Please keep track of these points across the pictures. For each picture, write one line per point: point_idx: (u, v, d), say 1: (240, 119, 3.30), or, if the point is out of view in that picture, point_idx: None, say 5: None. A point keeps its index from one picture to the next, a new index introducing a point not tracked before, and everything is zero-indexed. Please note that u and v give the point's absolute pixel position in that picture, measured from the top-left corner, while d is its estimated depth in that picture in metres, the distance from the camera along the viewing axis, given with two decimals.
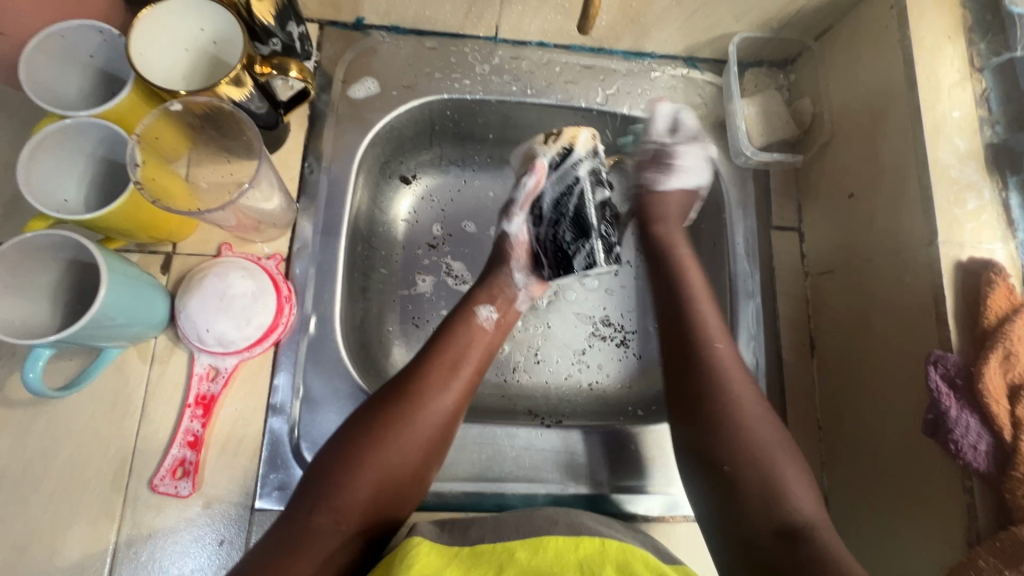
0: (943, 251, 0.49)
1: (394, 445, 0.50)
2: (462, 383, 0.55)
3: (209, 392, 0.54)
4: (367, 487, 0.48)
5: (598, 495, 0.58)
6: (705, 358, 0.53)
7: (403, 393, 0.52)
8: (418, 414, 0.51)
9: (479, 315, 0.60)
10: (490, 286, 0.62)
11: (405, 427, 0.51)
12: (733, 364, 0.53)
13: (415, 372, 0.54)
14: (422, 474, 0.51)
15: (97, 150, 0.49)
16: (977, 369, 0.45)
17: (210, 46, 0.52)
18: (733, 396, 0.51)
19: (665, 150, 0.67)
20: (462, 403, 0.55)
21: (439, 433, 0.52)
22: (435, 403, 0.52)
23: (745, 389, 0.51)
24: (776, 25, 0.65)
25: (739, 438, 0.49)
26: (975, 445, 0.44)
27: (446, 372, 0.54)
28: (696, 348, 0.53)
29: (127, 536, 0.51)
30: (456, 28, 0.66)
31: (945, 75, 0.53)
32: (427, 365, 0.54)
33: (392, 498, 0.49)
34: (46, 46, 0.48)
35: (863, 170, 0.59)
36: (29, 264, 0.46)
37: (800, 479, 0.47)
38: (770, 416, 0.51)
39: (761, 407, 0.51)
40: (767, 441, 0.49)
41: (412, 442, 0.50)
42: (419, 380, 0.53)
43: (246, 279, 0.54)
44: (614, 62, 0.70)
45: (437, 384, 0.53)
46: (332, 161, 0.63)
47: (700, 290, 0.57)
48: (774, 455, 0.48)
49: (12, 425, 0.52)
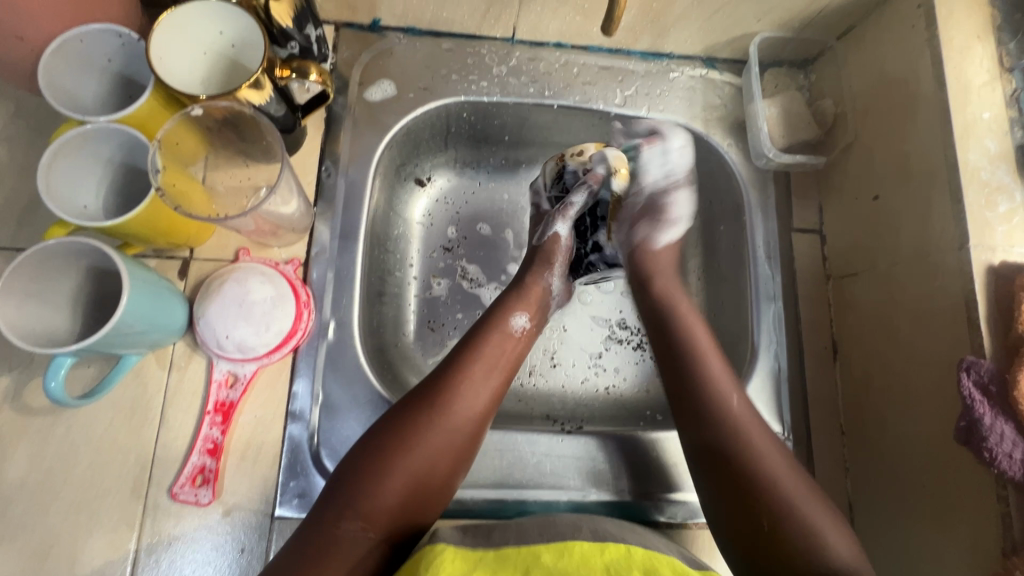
0: (974, 255, 0.48)
1: (424, 451, 0.50)
2: (492, 388, 0.55)
3: (228, 398, 0.54)
4: (395, 493, 0.48)
5: (620, 501, 0.58)
6: (723, 416, 0.53)
7: (433, 399, 0.52)
8: (449, 420, 0.51)
9: (512, 322, 0.59)
10: (524, 292, 0.61)
11: (436, 432, 0.51)
12: (747, 418, 0.53)
13: (445, 378, 0.54)
14: (451, 480, 0.51)
15: (116, 155, 0.48)
16: (1012, 377, 0.44)
17: (227, 50, 0.51)
18: (747, 440, 0.51)
19: (664, 201, 0.63)
20: (492, 409, 0.54)
21: (468, 439, 0.52)
22: (465, 408, 0.52)
23: (767, 445, 0.51)
24: (797, 24, 0.64)
25: (769, 493, 0.49)
26: (1010, 454, 0.43)
27: (476, 376, 0.54)
28: (710, 405, 0.53)
29: (147, 544, 0.51)
30: (473, 29, 0.66)
31: (975, 75, 0.52)
32: (459, 370, 0.54)
33: (421, 505, 0.49)
34: (65, 51, 0.47)
35: (888, 172, 0.58)
36: (48, 271, 0.46)
37: (835, 529, 0.47)
38: (798, 470, 0.51)
39: (779, 455, 0.51)
40: (796, 493, 0.49)
41: (441, 448, 0.50)
42: (449, 386, 0.53)
43: (265, 285, 0.53)
44: (632, 63, 0.69)
45: (467, 389, 0.53)
46: (349, 164, 0.62)
47: (708, 344, 0.57)
48: (806, 506, 0.48)
49: (32, 432, 0.51)
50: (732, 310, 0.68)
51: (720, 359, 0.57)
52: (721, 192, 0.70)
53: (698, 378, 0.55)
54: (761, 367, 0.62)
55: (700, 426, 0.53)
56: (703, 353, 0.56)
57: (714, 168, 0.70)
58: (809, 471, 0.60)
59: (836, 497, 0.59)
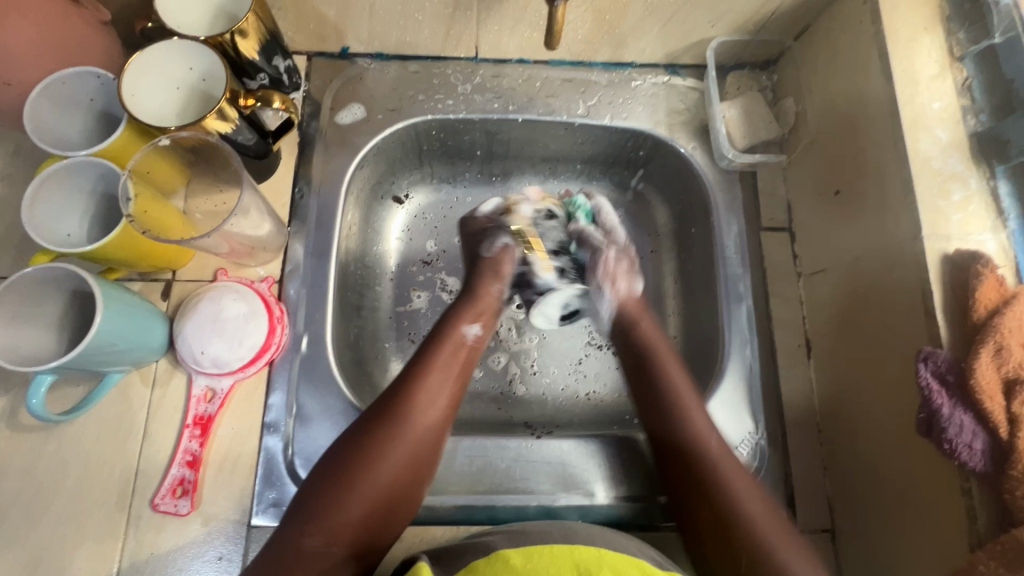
0: (928, 244, 0.48)
1: (384, 462, 0.51)
2: (449, 396, 0.57)
3: (206, 412, 0.56)
4: (359, 506, 0.49)
5: (592, 505, 0.58)
6: (677, 427, 0.56)
7: (393, 411, 0.54)
8: (408, 429, 0.53)
9: (465, 332, 0.61)
10: (473, 301, 0.63)
11: (395, 442, 0.52)
12: (711, 437, 0.55)
13: (402, 389, 0.55)
14: (414, 489, 0.53)
15: (97, 187, 0.52)
16: (969, 366, 0.43)
17: (198, 83, 0.54)
18: (707, 451, 0.54)
19: (623, 254, 0.66)
20: (449, 417, 0.56)
21: (428, 449, 0.54)
22: (423, 416, 0.54)
23: (739, 475, 0.53)
24: (752, 27, 0.65)
25: (734, 512, 0.50)
26: (970, 445, 0.42)
27: (431, 387, 0.56)
28: (674, 424, 0.56)
29: (130, 554, 0.53)
30: (437, 51, 0.68)
31: (923, 66, 0.52)
32: (417, 380, 0.56)
33: (386, 516, 0.51)
34: (50, 92, 0.51)
35: (847, 167, 0.58)
36: (34, 296, 0.49)
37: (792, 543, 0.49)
38: (768, 500, 0.52)
39: (735, 465, 0.54)
40: (750, 511, 0.50)
41: (401, 458, 0.52)
42: (407, 397, 0.55)
43: (239, 302, 0.56)
44: (595, 74, 0.71)
45: (424, 399, 0.55)
46: (321, 184, 0.65)
47: (681, 377, 0.59)
48: (769, 529, 0.49)
49: (25, 449, 0.54)
50: (706, 312, 0.68)
51: (685, 378, 0.59)
52: (690, 194, 0.71)
53: (665, 398, 0.58)
54: (734, 366, 0.62)
55: (661, 435, 0.57)
56: (665, 369, 0.60)
57: (682, 172, 0.71)
58: (785, 471, 0.59)
59: (813, 495, 0.59)
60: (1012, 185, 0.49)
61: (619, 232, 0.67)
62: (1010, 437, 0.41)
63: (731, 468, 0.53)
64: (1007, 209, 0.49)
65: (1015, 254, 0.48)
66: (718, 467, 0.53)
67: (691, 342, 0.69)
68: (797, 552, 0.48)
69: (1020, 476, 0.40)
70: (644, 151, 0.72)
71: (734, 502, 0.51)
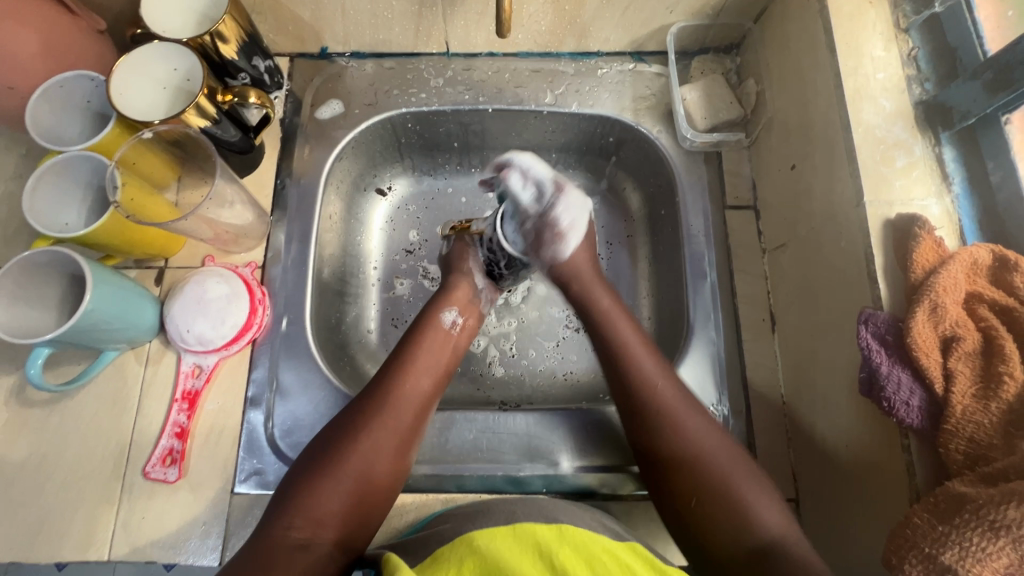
0: (870, 210, 0.49)
1: (366, 454, 0.53)
2: (430, 390, 0.59)
3: (193, 387, 0.60)
4: (343, 496, 0.51)
5: (556, 475, 0.60)
6: (647, 395, 0.55)
7: (375, 404, 0.56)
8: (389, 423, 0.55)
9: (443, 320, 0.63)
10: (447, 293, 0.66)
11: (376, 434, 0.54)
12: (677, 399, 0.55)
13: (384, 382, 0.57)
14: (396, 476, 0.54)
15: (92, 180, 0.57)
16: (906, 324, 0.44)
17: (182, 82, 0.59)
18: (676, 419, 0.54)
19: (546, 221, 0.60)
20: (429, 407, 0.58)
21: (410, 437, 0.56)
22: (404, 409, 0.56)
23: (694, 419, 0.54)
24: (711, 12, 0.67)
25: (702, 476, 0.51)
26: (907, 402, 0.43)
27: (413, 379, 0.58)
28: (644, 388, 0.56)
29: (123, 517, 0.57)
30: (410, 47, 0.72)
31: (865, 39, 0.54)
32: (399, 375, 0.58)
33: (369, 504, 0.52)
34: (49, 96, 0.56)
35: (801, 141, 0.59)
36: (35, 279, 0.54)
37: (767, 500, 0.49)
38: (737, 451, 0.53)
39: (703, 423, 0.54)
40: (723, 475, 0.50)
41: (382, 449, 0.54)
42: (389, 391, 0.56)
43: (221, 284, 0.61)
44: (562, 64, 0.73)
45: (405, 393, 0.57)
46: (302, 176, 0.69)
47: (634, 337, 0.59)
48: (733, 475, 0.50)
49: (30, 423, 0.59)
50: (673, 290, 0.69)
51: (647, 350, 0.58)
52: (658, 177, 0.72)
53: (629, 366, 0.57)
54: (698, 340, 0.63)
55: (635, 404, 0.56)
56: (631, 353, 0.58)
57: (649, 155, 0.72)
58: (749, 442, 0.60)
59: (777, 466, 0.59)
60: (958, 151, 0.50)
61: (550, 193, 0.60)
62: (945, 392, 0.43)
63: (696, 424, 0.54)
64: (951, 174, 0.50)
65: (957, 218, 0.48)
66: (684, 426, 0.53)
67: (661, 320, 0.71)
68: (773, 511, 0.48)
69: (953, 427, 0.41)
70: (613, 137, 0.74)
71: (704, 464, 0.51)
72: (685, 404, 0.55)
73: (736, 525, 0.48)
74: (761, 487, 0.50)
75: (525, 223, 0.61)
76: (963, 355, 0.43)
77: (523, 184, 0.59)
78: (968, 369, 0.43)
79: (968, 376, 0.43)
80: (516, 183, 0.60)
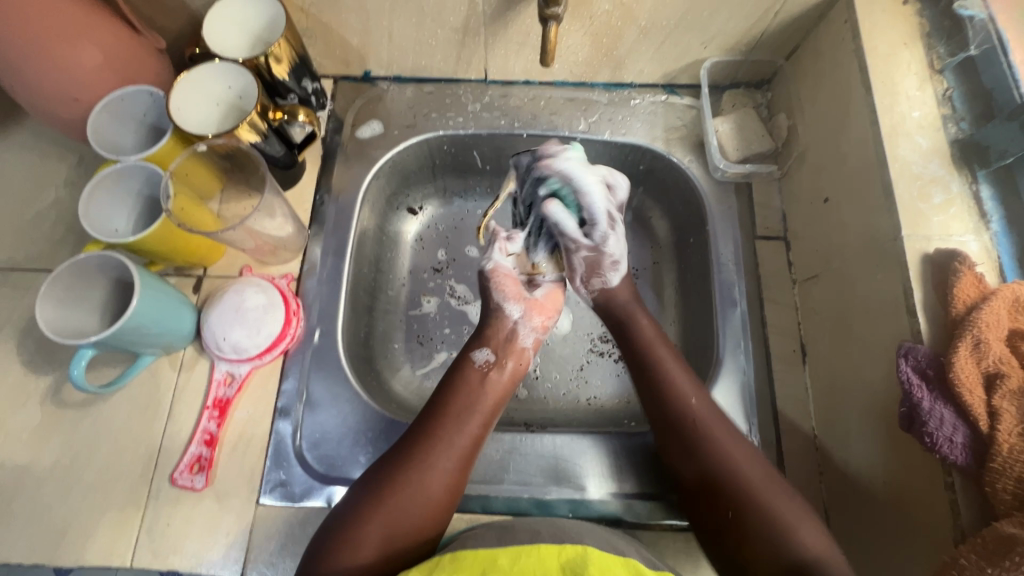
0: (908, 244, 0.49)
1: (403, 500, 0.51)
2: (471, 433, 0.56)
3: (225, 395, 0.61)
4: (375, 545, 0.48)
5: (582, 500, 0.59)
6: (682, 416, 0.56)
7: (422, 437, 0.55)
8: (426, 468, 0.53)
9: (475, 358, 0.62)
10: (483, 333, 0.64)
11: (423, 470, 0.52)
12: (712, 417, 0.56)
13: (433, 417, 0.56)
14: (440, 514, 0.52)
15: (143, 189, 0.59)
16: (948, 359, 0.44)
17: (235, 100, 0.61)
18: (708, 437, 0.54)
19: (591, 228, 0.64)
20: (478, 444, 0.57)
21: (458, 471, 0.54)
22: (450, 444, 0.55)
23: (729, 438, 0.54)
24: (744, 49, 0.69)
25: (728, 479, 0.52)
26: (951, 438, 0.43)
27: (462, 414, 0.57)
28: (672, 410, 0.56)
29: (147, 524, 0.57)
30: (450, 73, 0.75)
31: (900, 78, 0.55)
32: (438, 417, 0.56)
33: (411, 539, 0.50)
34: (110, 108, 0.60)
35: (835, 175, 0.60)
36: (83, 282, 0.55)
37: (802, 518, 0.49)
38: (759, 458, 0.53)
39: (733, 438, 0.54)
40: (755, 483, 0.51)
41: (430, 483, 0.52)
42: (428, 434, 0.55)
43: (259, 294, 0.62)
44: (596, 93, 0.75)
45: (445, 435, 0.55)
46: (340, 193, 0.71)
47: (665, 351, 0.60)
48: (769, 494, 0.50)
49: (64, 423, 0.60)
50: (702, 317, 0.69)
51: (682, 367, 0.59)
52: (687, 204, 0.73)
53: (664, 394, 0.57)
54: (727, 369, 0.63)
55: (671, 428, 0.56)
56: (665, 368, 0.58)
57: (680, 184, 0.73)
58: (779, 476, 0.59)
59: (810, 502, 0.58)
60: (995, 189, 0.51)
61: (598, 229, 0.64)
62: (990, 430, 0.42)
63: (717, 424, 0.55)
64: (990, 212, 0.50)
65: (997, 253, 0.49)
66: (708, 426, 0.55)
67: (689, 347, 0.71)
68: (811, 530, 0.48)
69: (1000, 466, 0.40)
70: (643, 165, 0.75)
71: (724, 456, 0.53)
72: (695, 398, 0.57)
73: (768, 533, 0.48)
74: (798, 508, 0.50)
75: (580, 253, 0.66)
76: (1008, 394, 0.42)
77: (565, 214, 0.64)
78: (1014, 408, 0.42)
79: (1014, 416, 0.42)
80: (559, 213, 0.64)
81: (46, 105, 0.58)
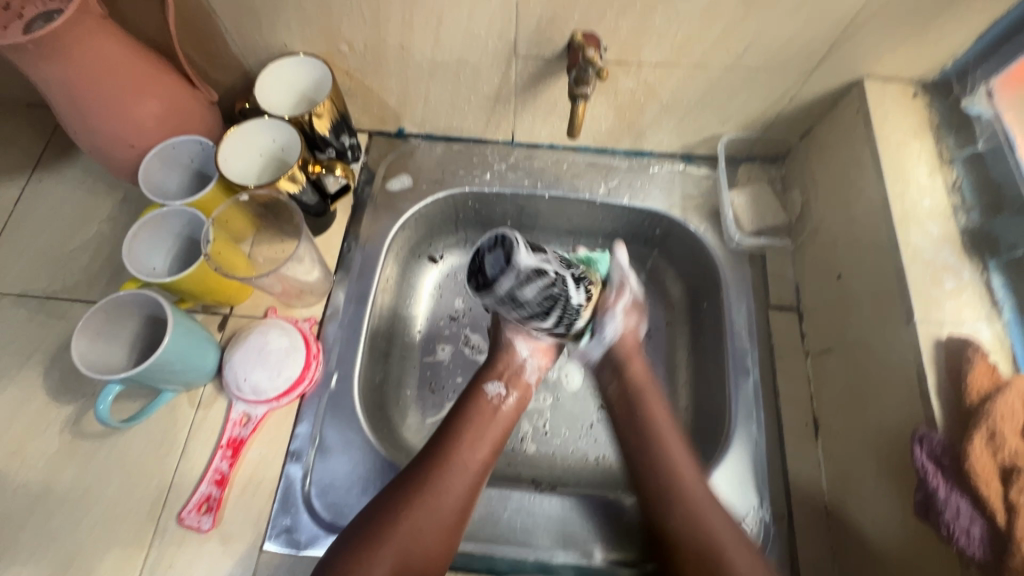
0: (921, 328, 0.50)
1: (407, 536, 0.54)
2: (474, 472, 0.58)
3: (239, 435, 0.62)
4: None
5: (589, 566, 0.58)
6: (669, 485, 0.58)
7: (426, 475, 0.57)
8: (431, 506, 0.55)
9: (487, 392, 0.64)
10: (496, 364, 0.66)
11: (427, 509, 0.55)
12: (702, 496, 0.57)
13: (438, 454, 0.58)
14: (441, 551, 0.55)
15: (183, 230, 0.62)
16: (963, 449, 0.45)
17: (278, 153, 0.66)
18: (704, 522, 0.55)
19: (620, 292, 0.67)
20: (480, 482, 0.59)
21: (461, 509, 0.56)
22: (453, 484, 0.57)
23: (720, 516, 0.56)
24: (760, 127, 0.73)
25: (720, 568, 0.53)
26: (967, 530, 0.44)
27: (466, 454, 0.59)
28: (663, 484, 0.58)
29: (150, 563, 0.57)
30: (479, 134, 0.79)
31: (910, 167, 0.58)
32: (442, 455, 0.58)
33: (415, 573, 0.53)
34: (161, 154, 0.64)
35: (848, 252, 0.62)
36: (117, 317, 0.57)
37: None
38: (746, 540, 0.55)
39: (722, 515, 0.56)
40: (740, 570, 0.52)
41: (433, 522, 0.55)
42: (433, 471, 0.57)
43: (282, 337, 0.64)
44: (616, 159, 0.79)
45: (450, 475, 0.57)
46: (366, 241, 0.74)
47: (663, 421, 0.62)
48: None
49: (80, 454, 0.61)
50: (714, 383, 0.70)
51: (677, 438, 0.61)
52: (702, 270, 0.75)
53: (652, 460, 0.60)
54: (740, 439, 0.63)
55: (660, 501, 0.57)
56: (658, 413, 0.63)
57: (695, 250, 0.76)
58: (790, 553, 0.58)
59: None
60: (1006, 279, 0.52)
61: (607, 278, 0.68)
62: (1008, 525, 0.42)
63: (704, 497, 0.57)
64: (1002, 302, 0.51)
65: (1010, 343, 0.50)
66: (697, 500, 0.56)
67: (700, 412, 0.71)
68: None
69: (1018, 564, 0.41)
70: (659, 230, 0.78)
71: (712, 537, 0.54)
72: (688, 474, 0.58)
73: None
74: None
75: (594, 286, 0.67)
76: None
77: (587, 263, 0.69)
78: None
79: None
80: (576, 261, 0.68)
81: (104, 149, 0.62)
